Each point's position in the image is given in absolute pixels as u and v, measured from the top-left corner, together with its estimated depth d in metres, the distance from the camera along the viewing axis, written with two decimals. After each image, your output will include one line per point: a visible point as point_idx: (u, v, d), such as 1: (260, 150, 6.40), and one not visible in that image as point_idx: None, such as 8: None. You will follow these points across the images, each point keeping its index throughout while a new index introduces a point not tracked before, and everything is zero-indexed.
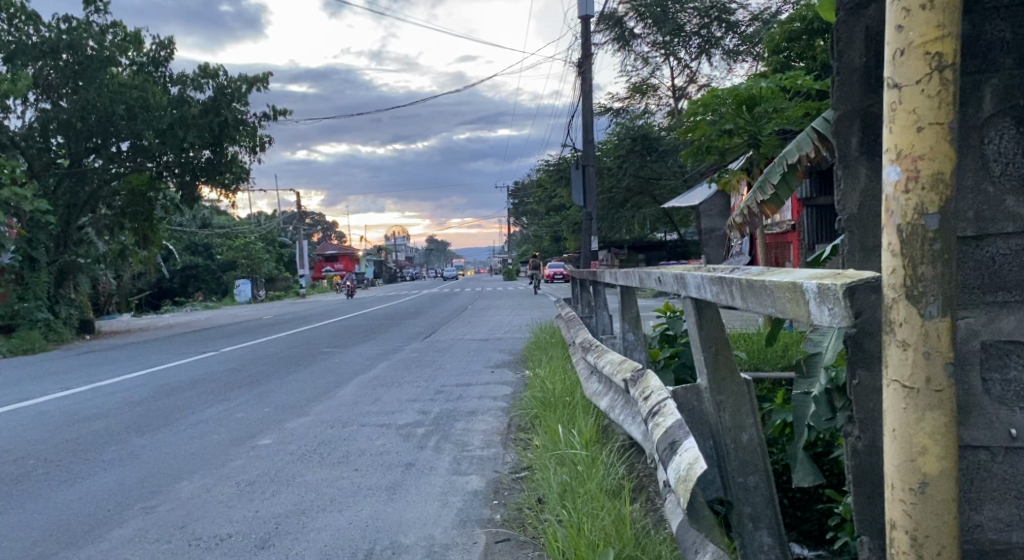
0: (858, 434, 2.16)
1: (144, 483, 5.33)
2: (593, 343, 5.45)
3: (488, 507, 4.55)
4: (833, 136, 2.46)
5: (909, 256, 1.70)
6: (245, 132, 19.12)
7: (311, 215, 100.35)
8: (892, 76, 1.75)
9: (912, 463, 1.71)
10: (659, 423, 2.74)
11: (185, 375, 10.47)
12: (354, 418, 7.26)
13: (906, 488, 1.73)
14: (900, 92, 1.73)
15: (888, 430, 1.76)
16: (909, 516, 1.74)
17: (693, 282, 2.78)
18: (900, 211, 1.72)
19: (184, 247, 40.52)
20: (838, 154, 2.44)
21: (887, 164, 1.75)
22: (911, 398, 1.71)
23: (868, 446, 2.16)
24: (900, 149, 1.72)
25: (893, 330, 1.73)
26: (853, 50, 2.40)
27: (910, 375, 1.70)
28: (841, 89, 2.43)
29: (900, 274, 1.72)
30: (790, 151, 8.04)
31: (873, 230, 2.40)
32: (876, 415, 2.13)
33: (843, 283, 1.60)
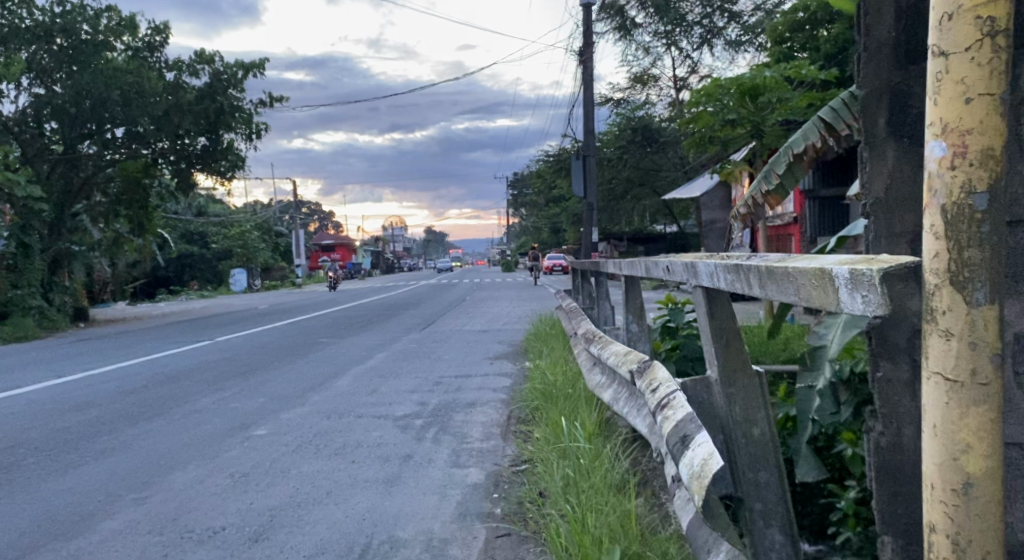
0: (882, 430, 2.25)
1: (137, 473, 5.23)
2: (596, 334, 5.36)
3: (487, 501, 4.46)
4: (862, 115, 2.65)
5: (953, 239, 1.58)
6: (242, 119, 18.94)
7: (308, 204, 100.04)
8: (938, 42, 1.63)
9: (954, 462, 1.61)
10: (668, 417, 2.64)
11: (180, 364, 10.37)
12: (351, 409, 7.16)
13: (948, 489, 1.63)
14: (949, 60, 1.61)
15: (929, 427, 1.65)
16: (950, 518, 1.63)
17: (705, 270, 2.68)
18: (945, 190, 1.60)
19: (179, 236, 40.33)
20: (866, 135, 2.63)
21: (931, 139, 1.63)
22: (953, 392, 1.59)
23: (891, 443, 2.24)
24: (946, 122, 1.60)
25: (935, 318, 1.61)
26: (880, 27, 2.63)
27: (952, 368, 1.59)
28: (869, 68, 2.65)
29: (943, 258, 1.60)
30: (797, 140, 8.04)
31: (897, 214, 2.58)
32: (899, 410, 2.25)
33: (878, 269, 1.49)
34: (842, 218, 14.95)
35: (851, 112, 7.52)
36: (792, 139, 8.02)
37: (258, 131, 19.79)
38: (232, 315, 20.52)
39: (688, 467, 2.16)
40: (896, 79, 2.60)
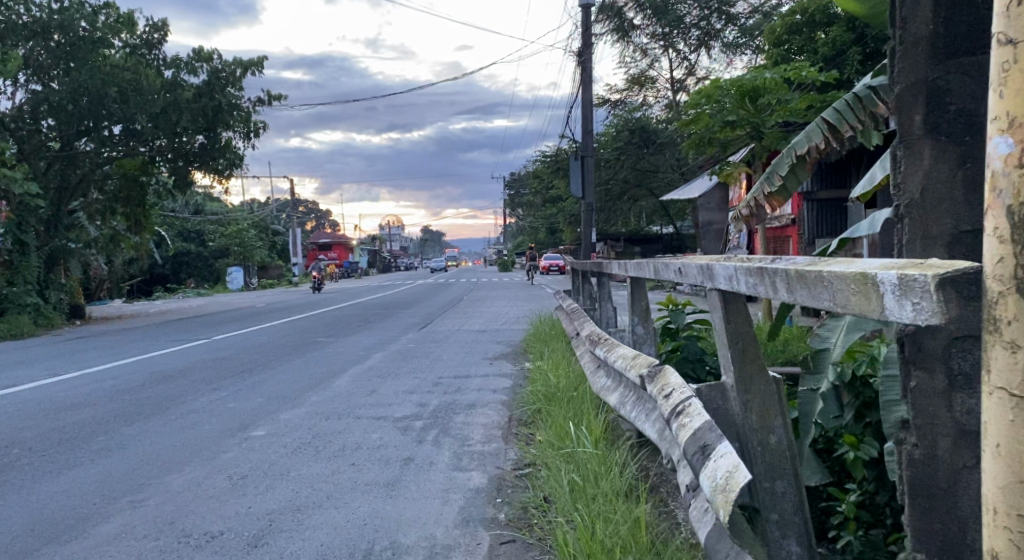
0: (916, 442, 2.28)
1: (133, 474, 5.13)
2: (600, 336, 5.28)
3: (491, 506, 4.36)
4: (897, 113, 2.65)
5: (1020, 241, 1.50)
6: (240, 117, 18.82)
7: (305, 203, 99.88)
8: (1006, 30, 1.56)
9: (1020, 482, 1.52)
10: (684, 425, 2.56)
11: (176, 363, 10.27)
12: (350, 410, 7.07)
13: (1012, 512, 1.53)
14: (1017, 50, 1.53)
15: (991, 446, 1.56)
16: (1016, 544, 1.53)
17: (722, 272, 2.59)
18: (1012, 190, 1.52)
19: (176, 234, 40.21)
20: (902, 134, 2.64)
21: (996, 135, 1.56)
22: (1018, 407, 1.51)
23: (926, 455, 2.27)
24: (1014, 117, 1.53)
25: (998, 329, 1.53)
26: (919, 19, 2.59)
27: (1016, 382, 1.51)
28: (906, 63, 2.62)
29: (1008, 263, 1.52)
30: (800, 142, 7.95)
31: (933, 216, 2.57)
32: (936, 423, 2.25)
33: (933, 274, 1.41)
34: (841, 220, 14.90)
35: (856, 114, 7.44)
36: (796, 140, 7.95)
37: (255, 130, 19.67)
38: (228, 314, 20.42)
39: (708, 478, 2.09)
40: (934, 75, 2.57)
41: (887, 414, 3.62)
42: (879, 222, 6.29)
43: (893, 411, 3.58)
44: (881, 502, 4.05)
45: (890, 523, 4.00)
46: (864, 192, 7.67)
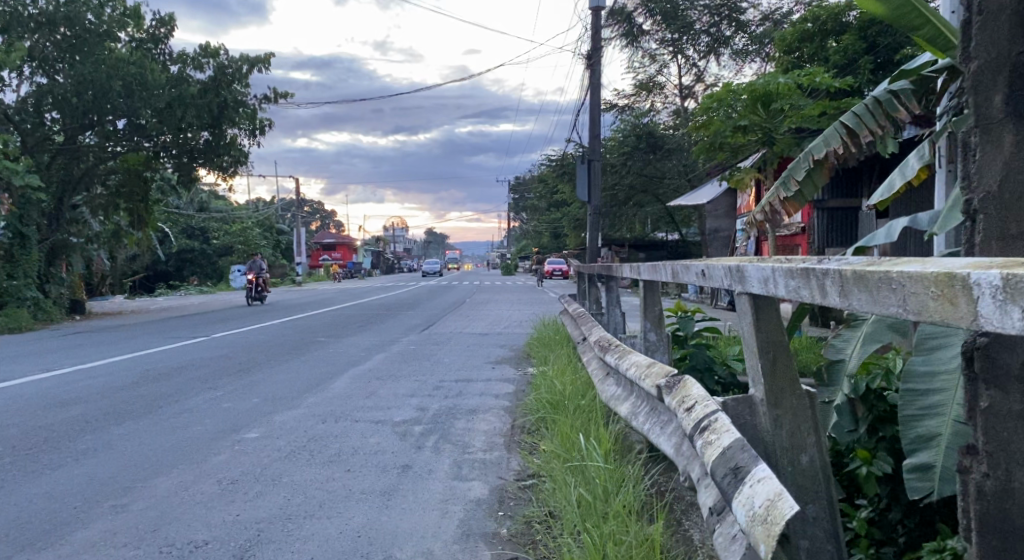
0: (987, 472, 2.09)
1: (119, 477, 4.90)
2: (611, 341, 5.02)
3: (492, 519, 4.12)
4: (978, 95, 3.00)
5: None
6: (245, 114, 18.54)
7: (310, 203, 99.93)
8: None
9: None
10: (712, 442, 2.31)
11: (174, 360, 10.07)
12: (348, 413, 6.83)
13: None
14: None
15: None
16: None
17: (755, 276, 2.35)
18: None
19: (180, 230, 40.00)
20: (983, 117, 2.98)
21: None
22: None
23: (999, 486, 2.08)
24: None
25: None
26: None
27: None
28: (989, 46, 2.96)
29: None
30: (817, 146, 7.71)
31: (1010, 206, 2.91)
32: (1013, 448, 2.08)
33: None
34: (850, 231, 14.72)
35: (875, 119, 7.23)
36: (813, 144, 7.71)
37: (260, 127, 19.45)
38: (229, 311, 20.26)
39: (745, 504, 1.84)
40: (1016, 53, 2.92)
41: (906, 429, 3.35)
42: (897, 230, 6.04)
43: (915, 427, 3.31)
44: (893, 520, 3.76)
45: (904, 542, 3.71)
46: (881, 198, 7.38)
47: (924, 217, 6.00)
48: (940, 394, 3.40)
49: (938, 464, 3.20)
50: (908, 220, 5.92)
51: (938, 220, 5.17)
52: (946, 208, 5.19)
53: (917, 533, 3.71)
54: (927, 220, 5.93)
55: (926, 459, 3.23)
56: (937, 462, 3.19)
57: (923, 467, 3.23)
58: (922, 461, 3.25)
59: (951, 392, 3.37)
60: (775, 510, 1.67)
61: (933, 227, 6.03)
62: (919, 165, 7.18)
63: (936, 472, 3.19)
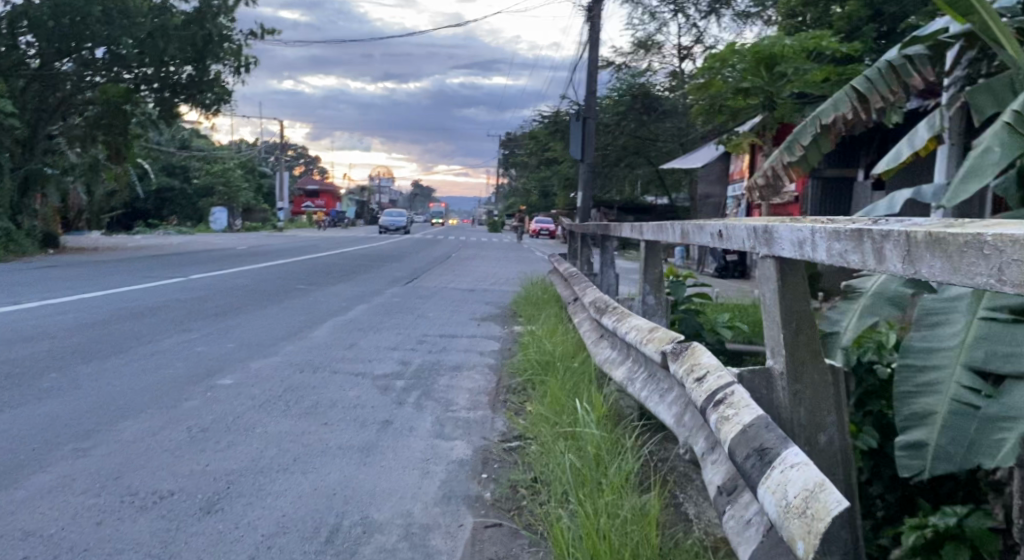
0: None
1: (82, 419, 4.66)
2: (607, 303, 4.80)
3: (475, 482, 3.93)
4: None
5: None
6: (230, 50, 18.14)
7: (296, 148, 98.88)
8: None
9: None
10: (729, 419, 2.08)
11: (149, 300, 9.79)
12: (328, 363, 6.61)
13: None
14: None
15: None
16: None
17: (788, 238, 2.11)
18: None
19: (161, 168, 38.99)
20: None
21: None
22: None
23: None
24: None
25: None
26: None
27: None
28: None
29: None
30: (825, 110, 7.41)
31: None
32: None
33: None
34: (844, 201, 14.66)
35: (887, 84, 6.97)
36: (820, 109, 7.41)
37: (246, 65, 19.01)
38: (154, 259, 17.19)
39: (774, 492, 1.61)
40: None
41: (901, 407, 3.12)
42: (898, 203, 5.82)
43: (910, 404, 3.09)
44: (873, 493, 3.62)
45: (882, 515, 3.63)
46: (887, 168, 7.03)
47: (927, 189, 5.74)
48: (940, 372, 3.17)
49: (931, 442, 2.96)
50: (911, 191, 5.66)
51: (947, 193, 4.89)
52: (959, 180, 4.90)
53: (896, 509, 3.62)
54: (931, 193, 5.68)
55: (919, 436, 3.00)
56: (931, 440, 2.95)
57: (916, 444, 2.99)
58: (914, 439, 3.00)
59: (949, 370, 3.15)
60: (813, 503, 1.45)
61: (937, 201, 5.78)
62: (928, 135, 6.87)
63: (929, 450, 2.94)
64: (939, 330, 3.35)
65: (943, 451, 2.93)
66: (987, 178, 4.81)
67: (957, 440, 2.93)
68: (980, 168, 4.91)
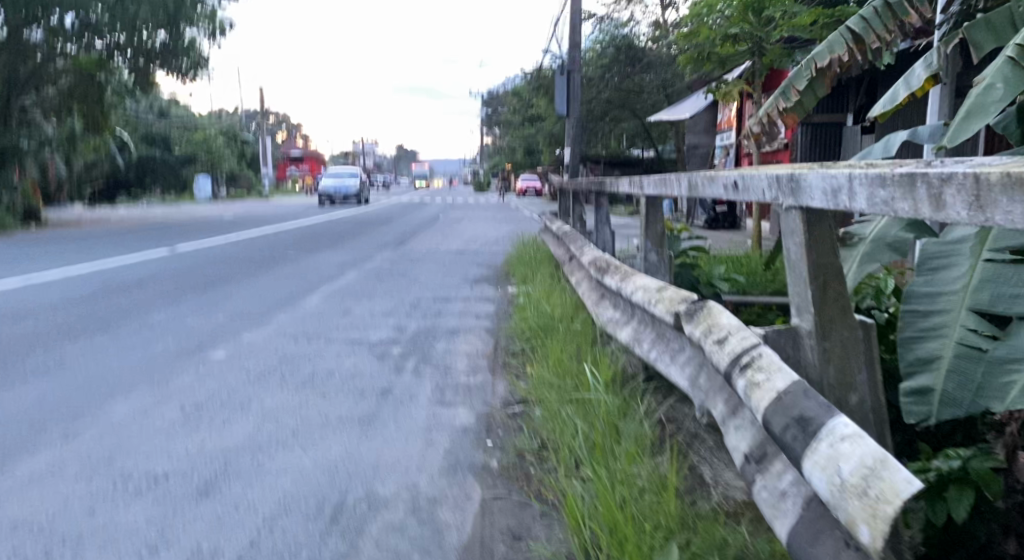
0: None
1: (70, 400, 4.51)
2: (608, 262, 4.65)
3: (481, 450, 3.81)
4: None
5: None
6: (203, 14, 17.81)
7: (276, 114, 97.69)
8: None
9: None
10: (758, 386, 1.95)
11: (134, 273, 9.59)
12: (321, 332, 6.45)
13: None
14: None
15: None
16: None
17: (818, 186, 1.97)
18: None
19: (140, 137, 38.04)
20: None
21: None
22: None
23: None
24: None
25: None
26: None
27: None
28: None
29: None
30: (820, 53, 7.19)
31: None
32: None
33: None
34: (833, 147, 14.55)
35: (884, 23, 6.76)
36: (816, 51, 7.19)
37: (221, 28, 18.59)
38: (145, 230, 17.24)
39: (823, 468, 1.49)
40: None
41: (904, 351, 2.99)
42: (895, 145, 5.64)
43: (915, 349, 2.96)
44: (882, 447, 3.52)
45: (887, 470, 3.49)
46: (884, 110, 6.80)
47: (924, 129, 5.57)
48: (945, 315, 3.04)
49: (938, 387, 2.83)
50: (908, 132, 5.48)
51: (947, 133, 4.73)
52: (960, 119, 4.74)
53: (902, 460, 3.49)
54: (929, 133, 5.51)
55: (925, 382, 2.87)
56: (937, 386, 2.83)
57: (922, 391, 2.87)
58: (920, 384, 2.87)
59: (955, 314, 3.02)
60: (874, 483, 1.34)
61: (934, 142, 5.61)
62: (925, 74, 6.68)
63: (935, 396, 2.82)
64: (939, 272, 3.25)
65: (949, 396, 2.81)
66: (990, 116, 4.65)
67: (965, 385, 2.80)
68: (982, 106, 4.75)
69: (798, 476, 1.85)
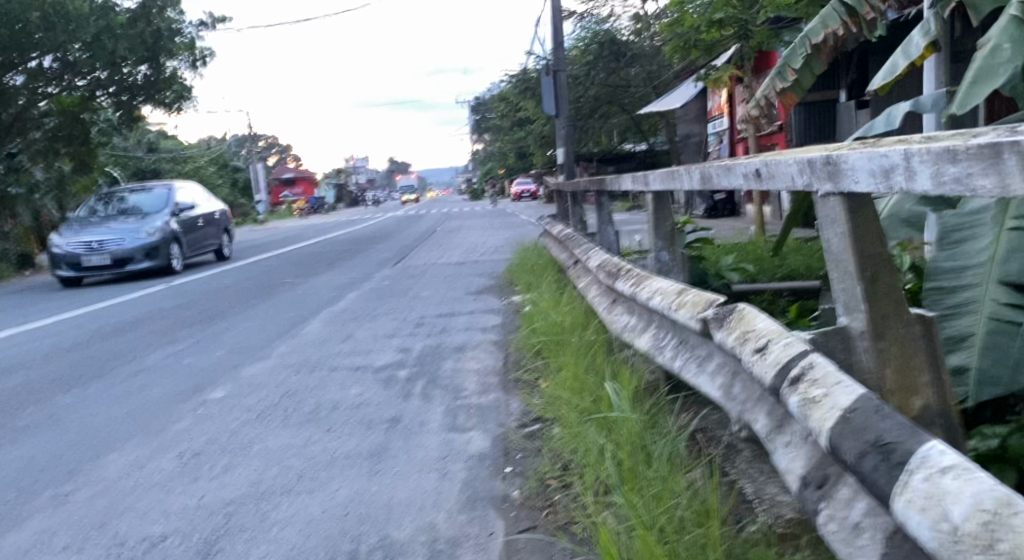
0: None
1: (60, 459, 4.24)
2: (619, 266, 4.38)
3: (500, 479, 3.54)
4: None
5: None
6: (182, 44, 17.65)
7: (265, 140, 97.65)
8: None
9: None
10: (817, 403, 1.69)
11: (129, 313, 9.31)
12: (323, 361, 6.19)
13: None
14: None
15: None
16: None
17: (863, 167, 1.71)
18: None
19: (131, 174, 37.58)
20: None
21: None
22: None
23: None
24: None
25: None
26: None
27: None
28: None
29: None
30: (813, 29, 6.92)
31: None
32: None
33: None
34: (829, 125, 14.31)
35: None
36: (809, 28, 6.90)
37: (200, 56, 18.55)
38: None
39: (920, 509, 1.24)
40: None
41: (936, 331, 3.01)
42: (898, 117, 5.38)
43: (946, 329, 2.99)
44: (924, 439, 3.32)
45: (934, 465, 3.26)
46: (884, 83, 6.54)
47: (928, 98, 5.30)
48: (973, 290, 3.05)
49: (973, 365, 2.83)
50: (911, 103, 5.20)
51: (955, 100, 4.47)
52: (968, 84, 4.46)
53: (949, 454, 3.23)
54: (933, 102, 5.25)
55: (960, 360, 2.88)
56: (972, 363, 2.83)
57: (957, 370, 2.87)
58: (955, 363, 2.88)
59: (983, 288, 3.01)
60: (1001, 533, 1.09)
61: (940, 110, 5.35)
62: (925, 42, 6.41)
63: (971, 374, 2.82)
64: (963, 246, 3.30)
65: (987, 373, 2.80)
66: (1002, 77, 4.38)
67: (1002, 360, 2.80)
68: (991, 69, 4.47)
69: (874, 506, 1.59)
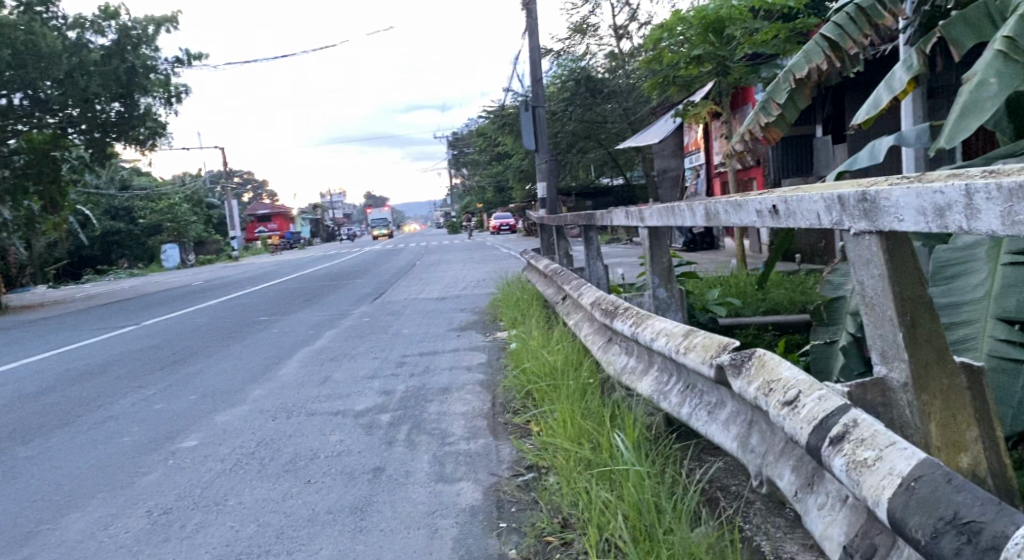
0: None
1: (18, 520, 3.95)
2: (615, 304, 4.20)
3: (495, 535, 3.31)
4: None
5: None
6: (157, 81, 17.41)
7: (241, 176, 97.08)
8: None
9: None
10: (868, 467, 1.51)
11: (97, 356, 8.95)
12: (301, 406, 5.92)
13: None
14: None
15: None
16: None
17: (906, 204, 1.56)
18: None
19: (103, 211, 36.89)
20: None
21: None
22: None
23: None
24: None
25: None
26: None
27: None
28: None
29: None
30: (798, 63, 6.88)
31: None
32: None
33: None
34: (806, 158, 14.37)
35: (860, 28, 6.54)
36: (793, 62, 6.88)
37: (176, 94, 18.27)
38: (112, 305, 16.56)
39: None
40: None
41: None
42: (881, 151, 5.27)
43: None
44: None
45: None
46: (868, 116, 6.44)
47: (910, 133, 5.19)
48: (969, 327, 3.01)
49: None
50: (894, 136, 5.11)
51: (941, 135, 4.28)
52: (955, 118, 4.26)
53: None
54: (916, 136, 5.14)
55: None
56: None
57: None
58: None
59: (979, 325, 2.98)
60: None
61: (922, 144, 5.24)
62: (908, 77, 6.33)
63: None
64: (955, 280, 3.21)
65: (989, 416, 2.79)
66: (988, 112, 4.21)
67: (1004, 403, 2.77)
68: (977, 103, 4.28)
69: None
